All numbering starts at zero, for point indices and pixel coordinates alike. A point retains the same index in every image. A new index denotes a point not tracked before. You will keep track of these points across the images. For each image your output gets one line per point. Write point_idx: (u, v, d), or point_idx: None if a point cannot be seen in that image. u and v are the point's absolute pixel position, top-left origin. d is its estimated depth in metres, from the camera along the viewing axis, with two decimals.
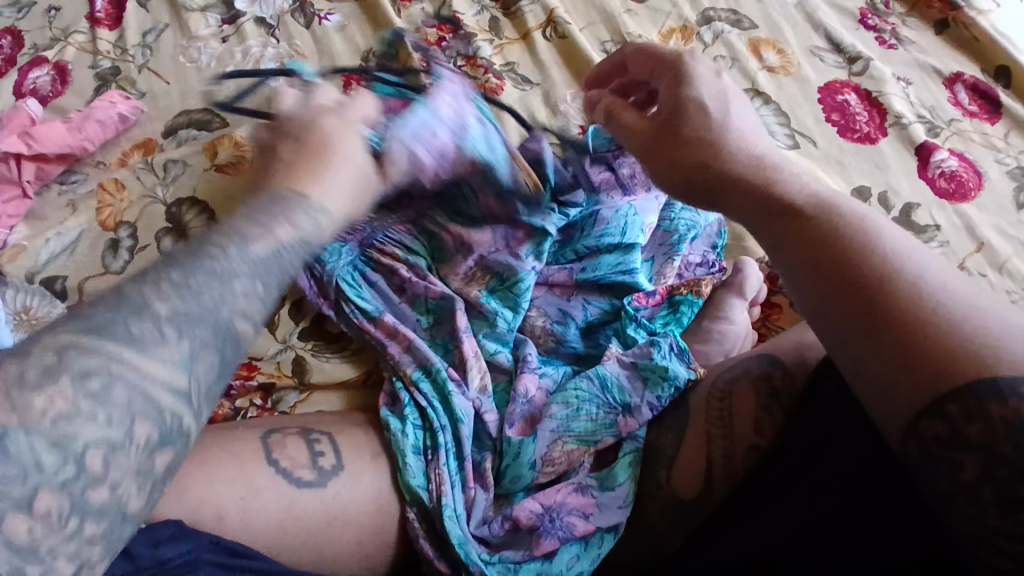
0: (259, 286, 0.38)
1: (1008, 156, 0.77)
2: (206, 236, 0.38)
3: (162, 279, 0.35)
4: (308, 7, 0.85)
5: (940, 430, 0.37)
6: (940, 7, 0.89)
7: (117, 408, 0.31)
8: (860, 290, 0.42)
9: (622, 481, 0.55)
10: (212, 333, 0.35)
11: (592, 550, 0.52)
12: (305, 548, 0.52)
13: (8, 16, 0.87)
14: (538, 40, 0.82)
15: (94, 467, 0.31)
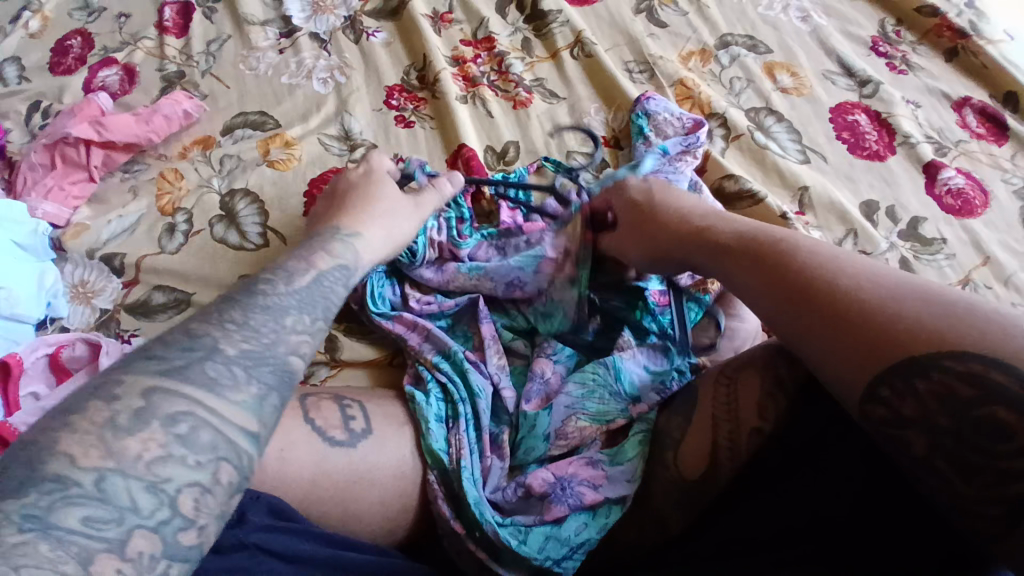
0: (303, 320, 0.48)
1: (1014, 177, 0.80)
2: (274, 273, 0.51)
3: (229, 328, 0.44)
4: (357, 25, 0.93)
5: (883, 414, 0.43)
6: (950, 36, 0.92)
7: (205, 451, 0.39)
8: (802, 299, 0.48)
9: (632, 457, 0.56)
10: (275, 371, 0.44)
11: (600, 520, 0.54)
12: (333, 503, 0.56)
13: (80, 19, 0.97)
14: (566, 59, 0.88)
15: (186, 506, 0.37)
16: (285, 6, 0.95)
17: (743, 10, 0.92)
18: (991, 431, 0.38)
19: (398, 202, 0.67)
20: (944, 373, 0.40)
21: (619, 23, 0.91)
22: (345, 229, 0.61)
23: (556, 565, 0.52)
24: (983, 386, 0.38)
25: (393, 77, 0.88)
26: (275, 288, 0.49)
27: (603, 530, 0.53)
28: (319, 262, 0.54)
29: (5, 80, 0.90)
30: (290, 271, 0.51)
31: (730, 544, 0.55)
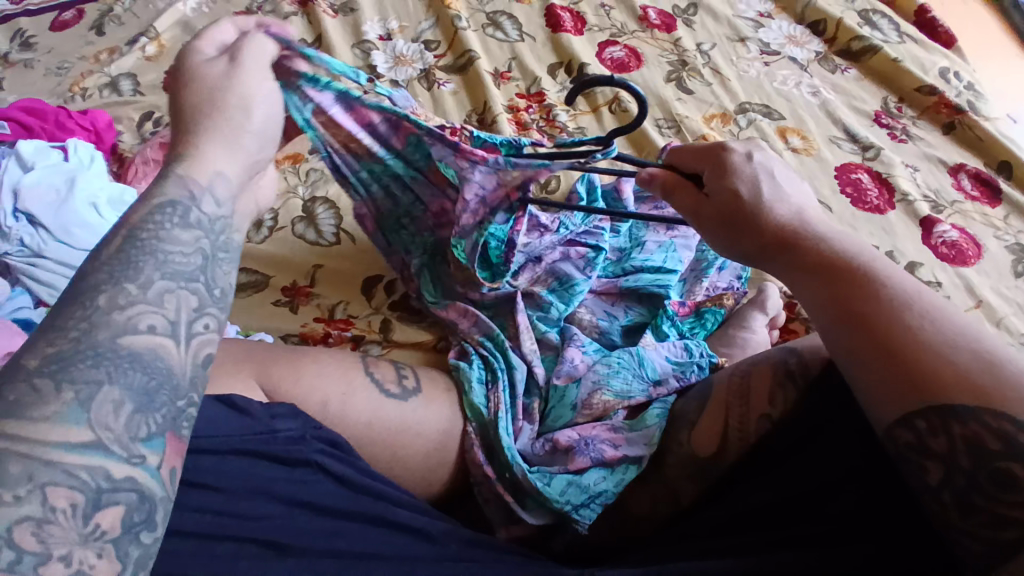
0: (125, 290, 0.44)
1: (1005, 235, 0.90)
2: (100, 251, 0.46)
3: (36, 346, 0.41)
4: (431, 75, 1.09)
5: (909, 440, 0.48)
6: (948, 113, 1.04)
7: (21, 484, 0.36)
8: (862, 326, 0.51)
9: (651, 423, 0.64)
10: (95, 367, 0.40)
11: (618, 476, 0.61)
12: (382, 446, 0.63)
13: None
14: (605, 113, 1.03)
15: (29, 542, 0.35)
16: (372, 57, 1.12)
17: (761, 85, 1.07)
18: (1003, 481, 0.43)
19: (224, 95, 0.55)
20: (976, 422, 0.45)
21: (652, 88, 1.05)
22: (183, 170, 0.51)
23: (577, 512, 0.60)
24: (1006, 441, 0.44)
25: (457, 118, 1.03)
26: (85, 276, 0.44)
27: (620, 485, 0.61)
28: (132, 216, 0.48)
29: (122, 93, 1.10)
30: (99, 252, 0.46)
31: (732, 520, 0.56)
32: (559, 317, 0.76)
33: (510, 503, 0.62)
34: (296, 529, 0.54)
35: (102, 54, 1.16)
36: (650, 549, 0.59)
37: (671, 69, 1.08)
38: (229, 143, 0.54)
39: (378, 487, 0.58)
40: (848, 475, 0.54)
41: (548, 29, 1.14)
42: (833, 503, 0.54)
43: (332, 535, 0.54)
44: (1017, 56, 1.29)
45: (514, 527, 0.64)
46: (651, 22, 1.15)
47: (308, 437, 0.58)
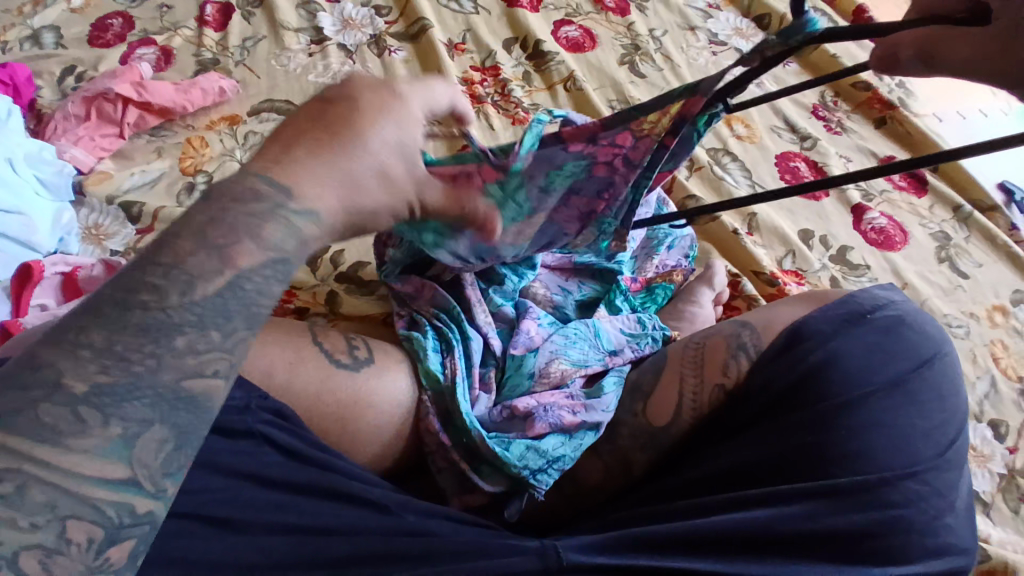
0: (208, 338, 0.38)
1: (929, 223, 0.98)
2: (192, 285, 0.37)
3: (76, 353, 0.35)
4: (382, 41, 1.05)
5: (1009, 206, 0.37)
6: (880, 108, 1.11)
7: (41, 513, 0.33)
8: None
9: (608, 391, 0.64)
10: (150, 405, 0.36)
11: (577, 441, 0.61)
12: (332, 418, 0.60)
13: (123, 3, 1.05)
14: (560, 92, 1.02)
15: (34, 571, 0.33)
16: (318, 19, 1.06)
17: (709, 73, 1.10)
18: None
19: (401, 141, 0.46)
20: None
21: (605, 71, 1.06)
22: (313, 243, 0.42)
23: (534, 477, 0.60)
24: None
25: None
26: (166, 297, 0.37)
27: (577, 452, 0.61)
28: (240, 258, 0.39)
29: (43, 45, 0.98)
30: (169, 245, 0.38)
31: (690, 484, 0.57)
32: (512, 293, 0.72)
33: (465, 469, 0.61)
34: (242, 503, 0.51)
35: (25, 4, 1.03)
36: (605, 514, 0.60)
37: (625, 53, 1.09)
38: (366, 190, 0.45)
39: (328, 455, 0.55)
40: (803, 447, 0.55)
41: (504, 4, 1.12)
42: (782, 478, 0.55)
43: (281, 508, 0.52)
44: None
45: (467, 497, 0.62)
46: (606, 4, 1.15)
47: (252, 407, 0.55)
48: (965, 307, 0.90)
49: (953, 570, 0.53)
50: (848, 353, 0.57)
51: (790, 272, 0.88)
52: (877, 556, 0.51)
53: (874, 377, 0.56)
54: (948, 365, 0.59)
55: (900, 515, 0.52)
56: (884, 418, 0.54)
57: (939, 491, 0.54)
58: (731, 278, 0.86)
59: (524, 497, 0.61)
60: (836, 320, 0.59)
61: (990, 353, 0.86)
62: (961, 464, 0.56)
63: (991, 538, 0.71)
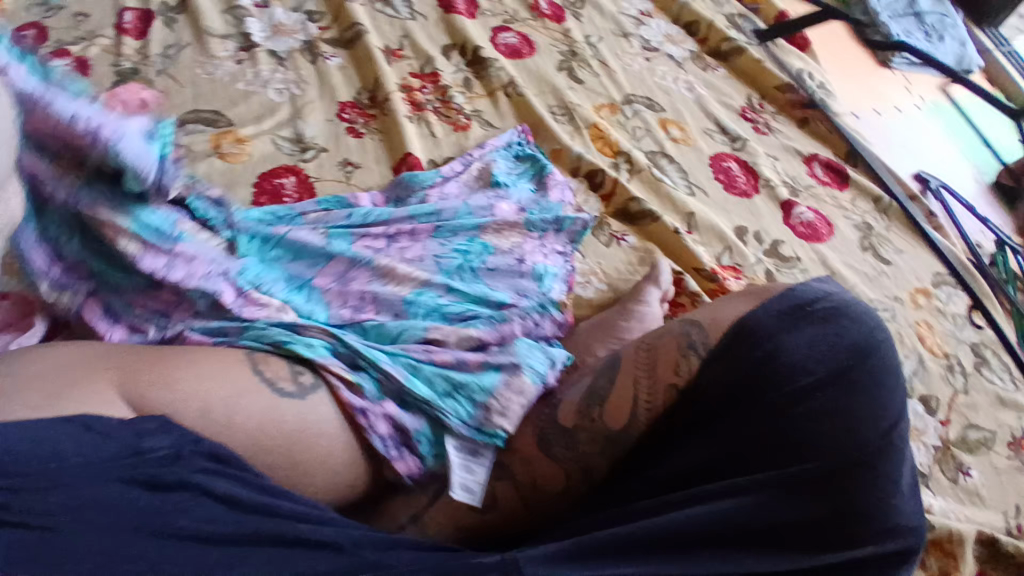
0: None
1: (852, 215, 1.06)
2: None
3: None
4: (316, 48, 1.02)
5: None
6: (802, 109, 1.18)
7: None
8: None
9: (521, 346, 0.70)
10: None
11: (483, 375, 0.66)
12: (280, 457, 0.59)
13: (39, 13, 0.96)
14: (500, 97, 1.03)
15: None
16: (246, 24, 1.01)
17: (643, 78, 1.13)
18: None
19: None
20: None
21: (545, 76, 1.07)
22: None
23: (441, 403, 0.65)
24: None
25: (346, 94, 0.97)
26: None
27: (491, 391, 0.65)
28: None
29: None
30: None
31: (655, 483, 0.59)
32: (296, 301, 0.71)
33: (390, 414, 0.63)
34: (182, 560, 0.48)
35: None
36: (574, 519, 0.61)
37: (562, 59, 1.11)
38: None
39: (271, 501, 0.54)
40: (754, 443, 0.57)
41: (440, 10, 1.11)
42: (735, 472, 0.57)
43: (227, 562, 0.49)
44: (857, 51, 1.47)
45: (397, 466, 0.63)
46: (541, 11, 1.17)
47: (186, 454, 0.53)
48: (890, 293, 0.98)
49: (906, 551, 0.56)
50: (791, 347, 0.59)
51: (728, 268, 0.92)
52: (827, 542, 0.55)
53: (816, 368, 0.58)
54: (888, 350, 0.62)
55: (848, 500, 0.56)
56: (829, 408, 0.57)
57: (887, 474, 0.57)
58: (676, 276, 0.88)
59: (452, 458, 0.64)
60: (780, 315, 0.61)
61: (915, 335, 0.94)
62: (906, 445, 0.59)
63: (933, 507, 0.77)
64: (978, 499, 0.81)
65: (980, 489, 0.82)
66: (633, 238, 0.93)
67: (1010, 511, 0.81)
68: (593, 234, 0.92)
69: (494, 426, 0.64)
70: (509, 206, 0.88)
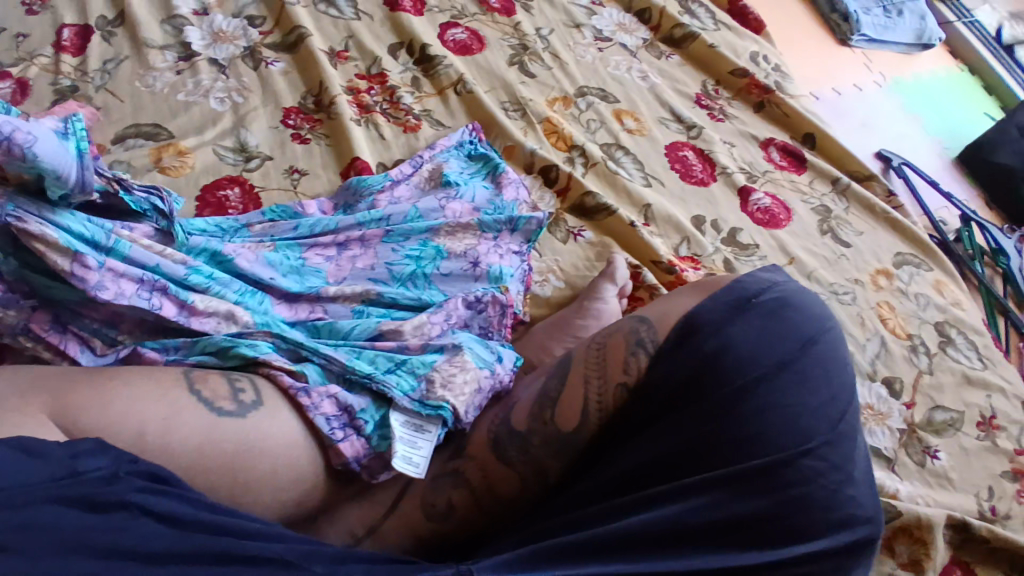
0: None
1: (810, 199, 1.06)
2: None
3: None
4: (258, 54, 0.99)
5: None
6: (758, 92, 1.18)
7: None
8: None
9: (462, 335, 0.70)
10: None
11: (424, 356, 0.66)
12: (221, 471, 0.54)
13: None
14: (451, 95, 1.01)
15: None
16: (184, 33, 0.98)
17: (596, 69, 1.12)
18: None
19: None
20: None
21: (495, 71, 1.06)
22: None
23: (383, 377, 0.63)
24: None
25: (291, 100, 0.95)
26: None
27: (433, 365, 0.65)
28: None
29: None
30: None
31: (610, 484, 0.58)
32: (248, 302, 0.68)
33: (334, 394, 0.60)
34: None
35: None
36: (532, 524, 0.60)
37: (513, 53, 1.09)
38: None
39: (220, 517, 0.50)
40: (707, 439, 0.56)
41: (385, 8, 1.09)
42: (688, 471, 0.56)
43: None
44: (815, 30, 1.46)
45: (343, 447, 0.59)
46: (490, 5, 1.15)
47: (122, 474, 0.48)
48: (850, 275, 0.98)
49: (860, 540, 0.56)
50: (737, 340, 0.59)
51: (686, 259, 0.91)
52: (782, 537, 0.55)
53: (763, 360, 0.58)
54: (833, 340, 0.62)
55: (801, 492, 0.55)
56: (778, 399, 0.57)
57: (837, 465, 0.57)
58: (632, 271, 0.87)
59: (398, 433, 0.61)
60: (724, 309, 0.61)
61: (876, 317, 0.94)
62: (856, 434, 0.59)
63: (898, 493, 0.78)
64: (946, 482, 0.81)
65: (949, 471, 0.82)
66: (589, 233, 0.92)
67: (982, 494, 0.81)
68: (550, 231, 0.91)
69: (438, 399, 0.63)
70: (461, 206, 0.86)
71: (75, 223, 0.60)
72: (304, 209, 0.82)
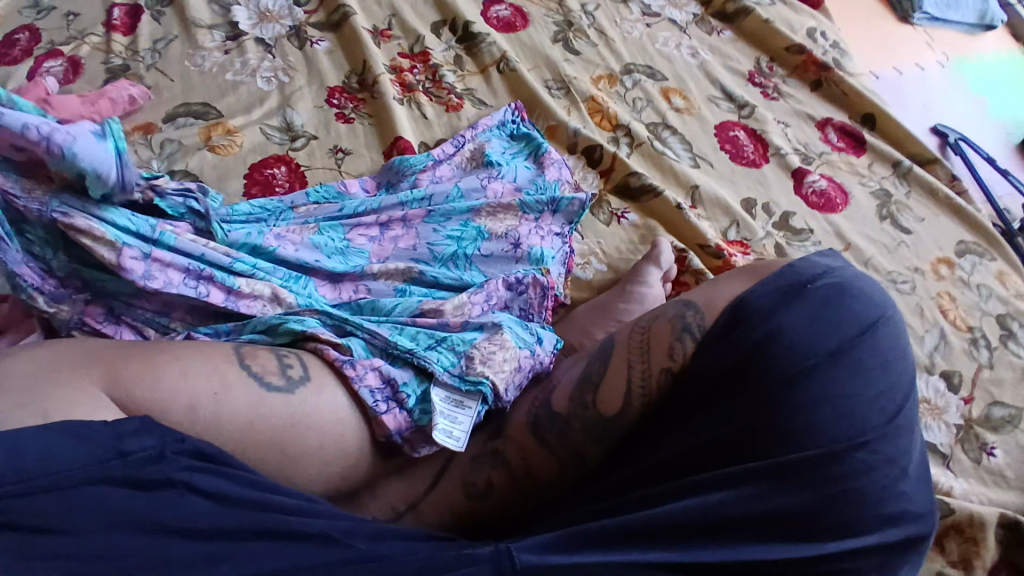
0: None
1: (868, 182, 1.00)
2: None
3: None
4: (303, 33, 0.99)
5: None
6: (815, 70, 1.12)
7: None
8: None
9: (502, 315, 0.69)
10: None
11: (465, 334, 0.66)
12: (269, 445, 0.54)
13: (29, 16, 0.96)
14: (493, 73, 0.99)
15: None
16: (232, 12, 0.99)
17: (644, 46, 1.08)
18: None
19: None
20: None
21: (539, 48, 1.03)
22: None
23: (424, 353, 0.64)
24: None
25: (335, 79, 0.95)
26: None
27: (473, 342, 0.65)
28: None
29: None
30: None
31: (650, 470, 0.57)
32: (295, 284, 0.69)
33: (378, 366, 0.61)
34: (165, 562, 0.45)
35: None
36: (569, 508, 0.59)
37: (557, 30, 1.07)
38: None
39: (265, 495, 0.51)
40: (754, 428, 0.54)
41: None
42: (733, 459, 0.54)
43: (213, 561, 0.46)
44: (875, 5, 1.38)
45: (385, 419, 0.59)
46: None
47: (167, 453, 0.48)
48: (910, 264, 0.93)
49: (912, 537, 0.54)
50: (790, 326, 0.56)
51: (735, 243, 0.88)
52: (831, 529, 0.52)
53: (817, 347, 0.55)
54: (891, 329, 0.59)
55: (853, 485, 0.53)
56: (832, 389, 0.54)
57: (891, 458, 0.54)
58: (678, 254, 0.85)
59: (439, 408, 0.61)
60: (776, 294, 0.58)
61: (937, 307, 0.89)
62: (912, 428, 0.57)
63: (954, 490, 0.74)
64: (1004, 482, 0.77)
65: (1006, 470, 0.77)
66: (634, 215, 0.89)
67: None
68: (593, 212, 0.89)
69: (478, 375, 0.63)
70: (503, 186, 0.85)
71: (121, 220, 0.61)
72: (347, 188, 0.83)
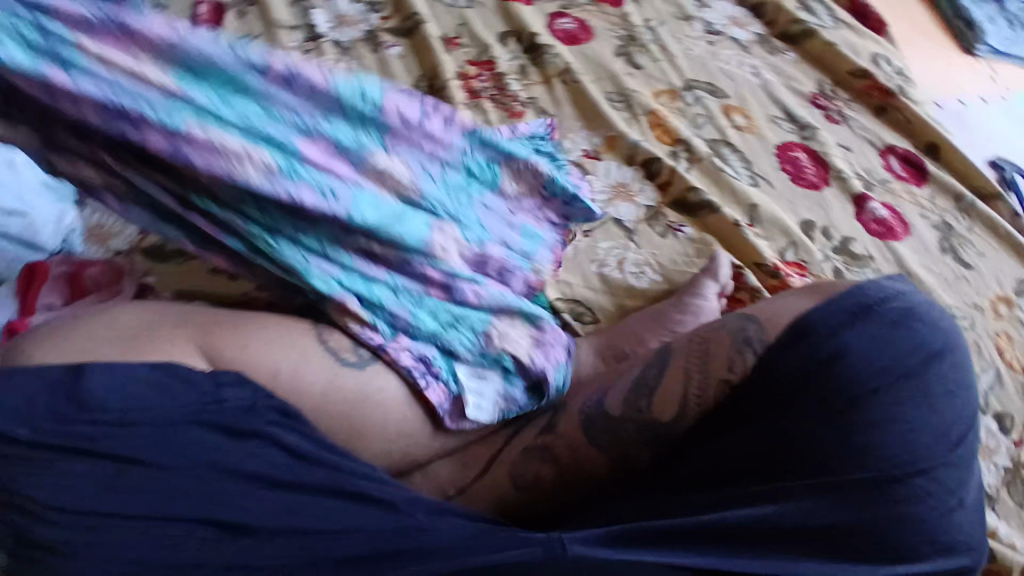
0: None
1: (930, 213, 0.99)
2: None
3: None
4: (377, 38, 1.04)
5: None
6: (880, 96, 1.11)
7: None
8: None
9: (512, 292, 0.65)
10: None
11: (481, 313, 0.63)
12: (339, 417, 0.57)
13: None
14: (557, 84, 1.01)
15: None
16: (312, 15, 1.04)
17: (706, 63, 1.09)
18: None
19: None
20: None
21: (602, 62, 1.05)
22: None
23: (444, 336, 0.60)
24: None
25: (405, 81, 0.99)
26: None
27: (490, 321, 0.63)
28: None
29: None
30: None
31: (701, 479, 0.57)
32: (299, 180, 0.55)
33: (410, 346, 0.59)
34: (250, 506, 0.50)
35: None
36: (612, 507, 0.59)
37: (621, 45, 1.09)
38: None
39: (336, 456, 0.53)
40: (813, 445, 0.54)
41: None
42: (788, 474, 0.54)
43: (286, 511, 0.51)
44: (942, 34, 1.36)
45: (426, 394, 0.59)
46: None
47: (260, 405, 0.53)
48: (971, 299, 0.91)
49: (961, 566, 0.54)
50: (856, 346, 0.56)
51: (792, 264, 0.88)
52: (885, 554, 0.52)
53: (883, 369, 0.55)
54: (960, 360, 0.58)
55: (911, 511, 0.52)
56: (896, 413, 0.54)
57: (949, 488, 0.54)
58: (735, 272, 0.85)
59: (466, 384, 0.61)
60: (844, 313, 0.58)
61: (994, 345, 0.86)
62: (970, 460, 0.56)
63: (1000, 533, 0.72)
64: None
65: None
66: (690, 229, 0.89)
67: None
68: (649, 224, 0.89)
69: (497, 351, 0.62)
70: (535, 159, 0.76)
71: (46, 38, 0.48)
72: None
